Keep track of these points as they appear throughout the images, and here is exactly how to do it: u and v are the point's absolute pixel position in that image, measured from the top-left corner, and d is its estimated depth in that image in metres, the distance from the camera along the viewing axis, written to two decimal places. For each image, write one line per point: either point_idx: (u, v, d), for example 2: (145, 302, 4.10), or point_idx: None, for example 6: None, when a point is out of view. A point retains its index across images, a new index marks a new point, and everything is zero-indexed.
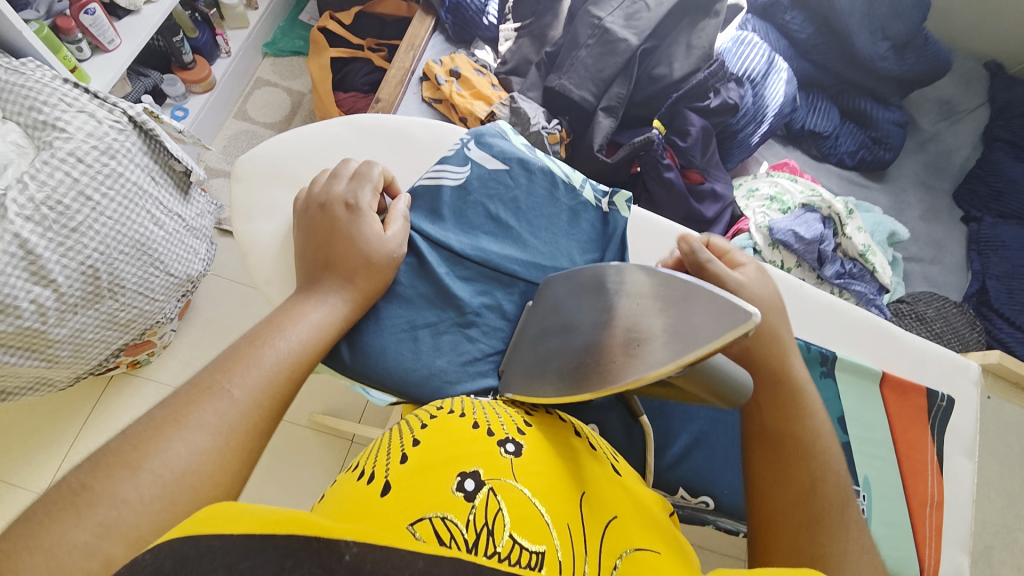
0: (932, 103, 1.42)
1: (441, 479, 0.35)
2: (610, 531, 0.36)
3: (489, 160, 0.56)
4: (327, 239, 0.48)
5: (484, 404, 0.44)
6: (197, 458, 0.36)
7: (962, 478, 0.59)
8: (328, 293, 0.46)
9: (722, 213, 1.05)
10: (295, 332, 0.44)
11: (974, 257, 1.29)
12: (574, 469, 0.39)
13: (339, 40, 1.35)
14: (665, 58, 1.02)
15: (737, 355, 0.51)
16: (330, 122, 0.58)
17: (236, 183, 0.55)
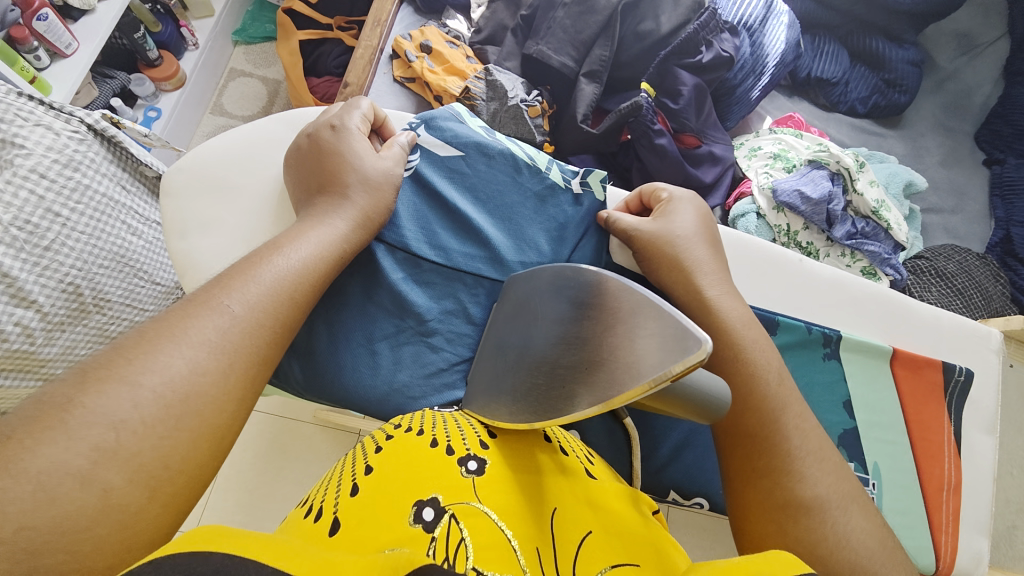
0: (950, 36, 1.31)
1: (398, 510, 0.32)
2: (585, 550, 0.33)
3: (443, 148, 0.52)
4: (321, 161, 0.47)
5: (446, 417, 0.41)
6: (198, 374, 0.34)
7: (981, 456, 0.55)
8: (328, 215, 0.44)
9: (722, 176, 0.99)
10: (301, 250, 0.42)
11: (997, 203, 1.20)
12: (542, 484, 0.37)
13: (307, 21, 1.28)
14: (651, 11, 0.93)
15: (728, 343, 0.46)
16: (264, 120, 0.53)
17: (166, 198, 0.51)
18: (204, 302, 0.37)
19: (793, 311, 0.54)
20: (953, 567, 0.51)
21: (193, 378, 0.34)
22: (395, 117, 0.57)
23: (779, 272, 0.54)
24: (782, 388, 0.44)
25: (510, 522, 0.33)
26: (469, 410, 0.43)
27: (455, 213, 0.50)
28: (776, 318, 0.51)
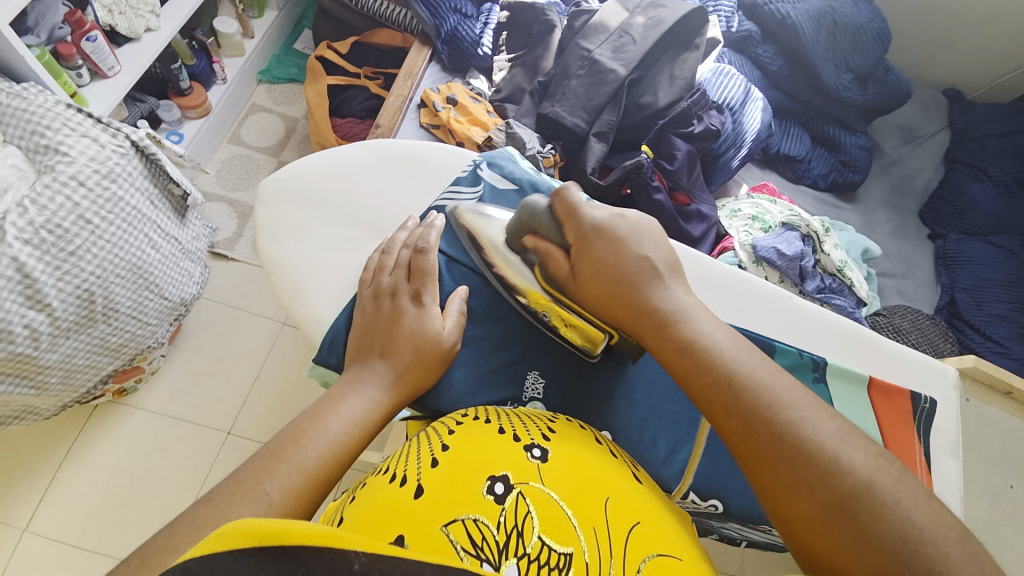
0: (894, 129, 1.54)
1: (473, 481, 0.37)
2: (634, 536, 0.37)
3: (499, 181, 0.61)
4: (391, 331, 0.48)
5: (510, 413, 0.47)
6: (290, 503, 0.35)
7: (948, 477, 0.62)
8: (370, 386, 0.45)
9: (708, 232, 1.10)
10: (338, 428, 0.41)
11: (942, 271, 1.38)
12: (595, 476, 0.41)
13: (336, 68, 1.39)
14: (650, 88, 1.07)
15: (594, 272, 0.50)
16: (351, 148, 0.61)
17: (260, 205, 0.59)
18: (297, 439, 0.39)
19: (786, 339, 0.62)
20: None
21: (288, 507, 0.35)
22: (445, 150, 0.64)
23: (767, 302, 0.64)
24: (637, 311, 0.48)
25: (572, 504, 0.37)
26: (523, 407, 0.49)
27: None
28: (773, 343, 0.60)
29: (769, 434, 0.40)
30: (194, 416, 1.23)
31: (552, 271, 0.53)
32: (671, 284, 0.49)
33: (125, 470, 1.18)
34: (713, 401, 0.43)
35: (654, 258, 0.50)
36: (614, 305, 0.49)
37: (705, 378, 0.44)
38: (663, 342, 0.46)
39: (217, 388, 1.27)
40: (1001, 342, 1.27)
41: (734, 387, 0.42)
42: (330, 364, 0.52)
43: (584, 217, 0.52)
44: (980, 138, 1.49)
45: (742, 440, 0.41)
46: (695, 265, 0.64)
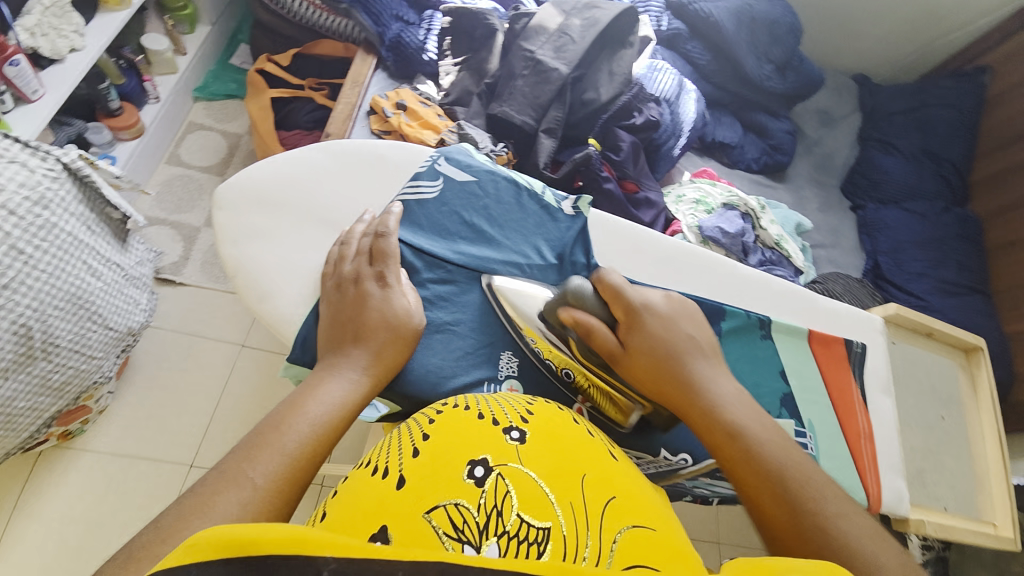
0: (813, 113, 1.70)
1: (453, 467, 0.39)
2: (611, 507, 0.39)
3: (458, 174, 0.63)
4: (359, 319, 0.50)
5: (488, 399, 0.49)
6: (274, 484, 0.37)
7: (885, 412, 0.69)
8: (346, 369, 0.47)
9: (657, 217, 1.17)
10: (317, 411, 0.42)
11: (865, 239, 1.53)
12: (572, 453, 0.43)
13: (278, 81, 1.37)
14: (591, 84, 1.12)
15: (642, 347, 0.52)
16: (306, 149, 0.62)
17: (218, 211, 0.59)
18: (278, 425, 0.41)
19: (733, 303, 0.67)
20: (878, 502, 0.64)
21: (273, 489, 0.37)
22: (399, 145, 0.65)
23: (715, 271, 0.69)
24: (665, 369, 0.51)
25: (550, 482, 0.39)
26: (504, 392, 0.51)
27: (473, 227, 0.61)
28: (722, 307, 0.65)
29: (774, 488, 0.45)
30: (153, 452, 1.17)
31: (595, 347, 0.54)
32: (720, 375, 0.52)
33: (78, 517, 1.10)
34: (716, 440, 0.48)
35: (696, 336, 0.54)
36: (648, 377, 0.52)
37: (716, 424, 0.48)
38: (715, 428, 0.48)
39: (176, 419, 1.21)
40: (922, 296, 1.41)
41: (725, 420, 0.48)
42: (305, 362, 0.52)
43: (637, 298, 0.54)
44: (888, 117, 1.66)
45: (730, 458, 0.47)
46: (649, 242, 0.67)
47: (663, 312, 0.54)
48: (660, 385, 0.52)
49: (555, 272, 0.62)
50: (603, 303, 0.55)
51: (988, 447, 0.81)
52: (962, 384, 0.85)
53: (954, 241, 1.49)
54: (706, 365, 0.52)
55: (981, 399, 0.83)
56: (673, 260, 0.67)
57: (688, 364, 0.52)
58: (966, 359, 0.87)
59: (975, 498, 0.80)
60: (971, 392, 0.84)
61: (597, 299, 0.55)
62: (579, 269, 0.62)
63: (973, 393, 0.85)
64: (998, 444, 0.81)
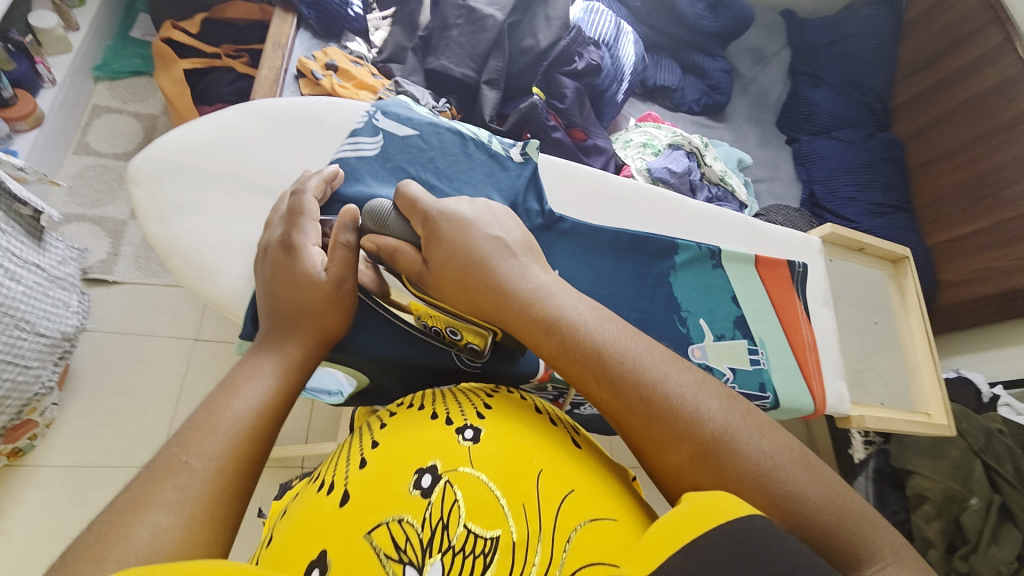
0: (746, 52, 1.74)
1: (400, 478, 0.38)
2: (567, 503, 0.37)
3: (399, 129, 0.60)
4: (289, 288, 0.47)
5: (444, 395, 0.48)
6: (218, 468, 0.36)
7: (824, 322, 0.75)
8: (281, 342, 0.45)
9: (607, 163, 1.17)
10: (251, 388, 0.41)
11: (801, 170, 1.61)
12: (529, 447, 0.41)
13: (191, 50, 1.25)
14: (530, 31, 1.10)
15: (439, 261, 0.49)
16: (227, 111, 0.57)
17: (134, 187, 0.54)
18: (211, 406, 0.39)
19: (687, 236, 0.69)
20: (824, 403, 0.70)
21: (215, 473, 0.35)
22: (332, 101, 0.61)
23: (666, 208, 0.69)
24: (470, 274, 0.47)
25: (502, 483, 0.38)
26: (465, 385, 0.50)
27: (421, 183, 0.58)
28: (675, 241, 0.67)
29: (596, 372, 0.40)
30: (115, 459, 1.11)
31: (407, 271, 0.51)
32: (523, 265, 0.47)
33: (42, 536, 1.03)
34: (532, 336, 0.44)
35: (505, 238, 0.50)
36: (456, 288, 0.48)
37: (529, 319, 0.44)
38: (527, 324, 0.44)
39: (134, 424, 1.15)
40: (854, 219, 1.52)
41: (537, 313, 0.44)
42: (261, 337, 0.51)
43: (433, 208, 0.50)
44: (815, 50, 1.71)
45: (550, 350, 0.42)
46: (602, 184, 0.66)
47: (464, 215, 0.50)
48: (471, 296, 0.47)
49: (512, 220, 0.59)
50: (405, 222, 0.52)
51: (918, 344, 0.88)
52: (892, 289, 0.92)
53: (879, 164, 1.59)
54: (514, 262, 0.48)
55: (908, 302, 0.90)
56: (624, 200, 0.67)
57: (494, 266, 0.47)
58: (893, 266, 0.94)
59: (909, 391, 0.88)
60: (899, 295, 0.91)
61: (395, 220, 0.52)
62: (534, 216, 0.59)
63: (902, 298, 0.91)
64: (926, 339, 0.88)
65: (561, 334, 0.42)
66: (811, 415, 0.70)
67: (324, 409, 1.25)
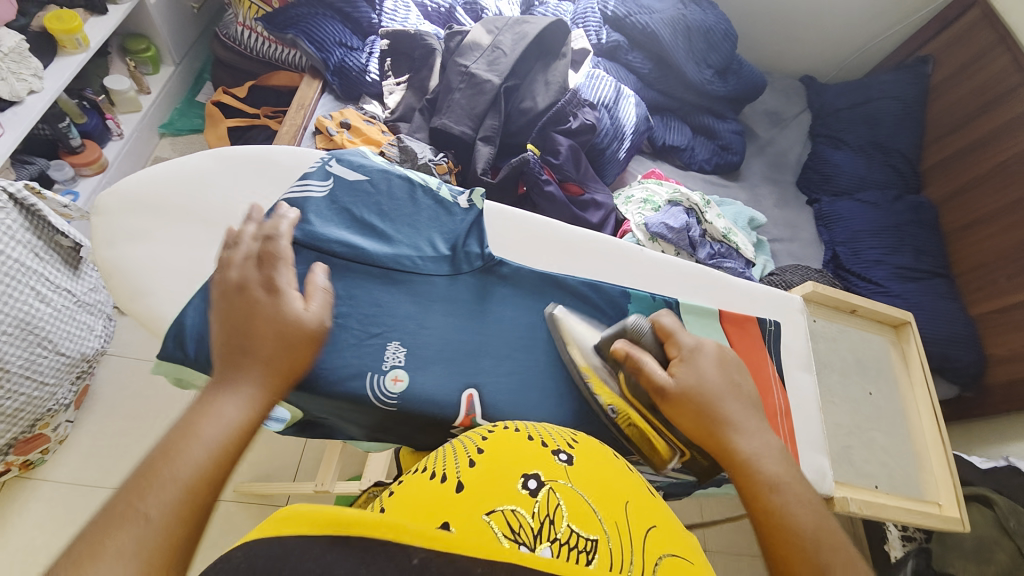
0: (762, 115, 1.75)
1: (510, 478, 0.44)
2: (650, 534, 0.42)
3: (350, 174, 0.66)
4: (248, 329, 0.47)
5: (537, 429, 0.54)
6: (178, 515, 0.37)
7: (803, 388, 0.73)
8: (242, 381, 0.45)
9: (606, 217, 1.21)
10: (212, 430, 0.42)
11: (823, 231, 1.55)
12: (611, 479, 0.46)
13: (236, 111, 1.42)
14: (528, 94, 1.17)
15: (682, 389, 0.54)
16: (195, 155, 0.64)
17: (95, 216, 0.60)
18: (167, 451, 0.40)
19: (643, 287, 0.70)
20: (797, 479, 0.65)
21: (170, 522, 0.36)
22: (292, 150, 0.68)
23: (623, 260, 0.71)
24: (716, 410, 0.53)
25: (596, 499, 0.43)
26: (545, 423, 0.57)
27: (370, 225, 0.64)
28: (628, 291, 0.67)
29: (797, 542, 0.44)
30: (112, 481, 1.16)
31: (645, 387, 0.56)
32: (757, 419, 0.53)
33: (34, 549, 1.08)
34: (748, 490, 0.49)
35: (745, 387, 0.56)
36: (694, 423, 0.53)
37: (756, 483, 0.48)
38: (749, 475, 0.49)
39: (137, 446, 1.20)
40: (881, 282, 1.42)
41: (764, 478, 0.48)
42: (176, 359, 0.53)
43: (689, 340, 0.58)
44: (835, 113, 1.70)
45: (762, 511, 0.47)
46: (556, 235, 0.70)
47: (713, 355, 0.57)
48: (704, 432, 0.52)
49: (449, 261, 0.64)
50: (659, 344, 0.59)
51: (924, 420, 0.84)
52: (893, 358, 0.87)
53: (910, 227, 1.51)
54: (753, 418, 0.53)
55: (913, 372, 0.86)
56: (577, 251, 0.70)
57: (736, 415, 0.53)
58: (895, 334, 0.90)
59: (916, 475, 0.81)
60: (903, 367, 0.87)
61: (655, 342, 0.59)
62: (472, 258, 0.65)
63: (906, 366, 0.87)
64: (933, 418, 0.83)
65: (779, 504, 0.47)
66: None
67: (316, 447, 1.26)
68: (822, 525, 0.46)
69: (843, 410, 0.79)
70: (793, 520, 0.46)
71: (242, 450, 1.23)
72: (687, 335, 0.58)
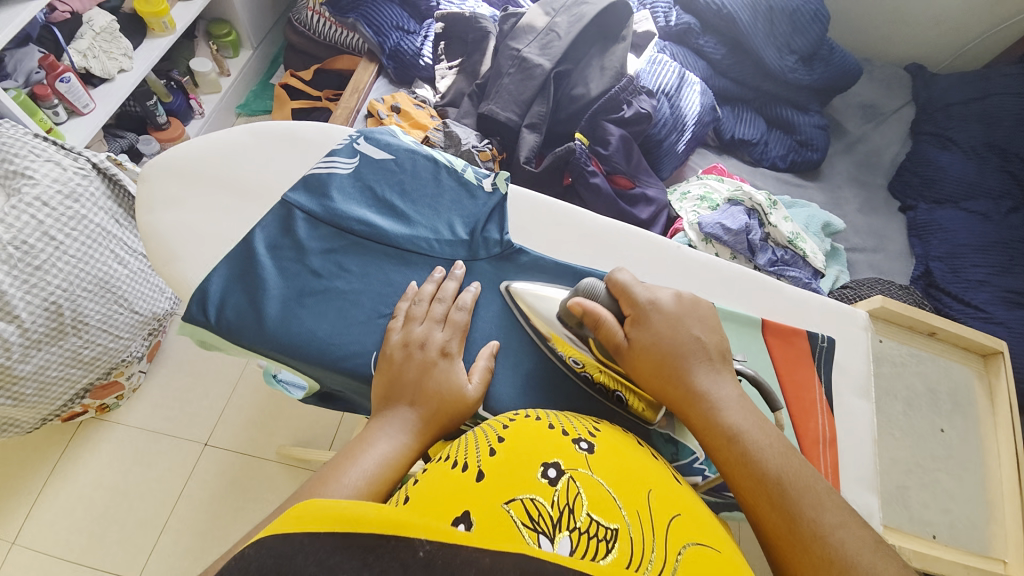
0: (855, 107, 1.55)
1: (528, 466, 0.41)
2: (674, 525, 0.40)
3: (377, 152, 0.69)
4: (420, 382, 0.52)
5: (557, 415, 0.50)
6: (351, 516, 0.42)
7: (858, 416, 0.65)
8: (397, 426, 0.50)
9: (657, 213, 1.13)
10: (367, 462, 0.46)
11: (915, 242, 1.35)
12: (635, 472, 0.43)
13: (300, 94, 1.48)
14: (581, 80, 1.11)
15: (639, 345, 0.54)
16: (233, 130, 0.69)
17: (141, 182, 0.66)
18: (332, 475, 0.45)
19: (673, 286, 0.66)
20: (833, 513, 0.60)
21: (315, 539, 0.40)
22: (323, 127, 0.71)
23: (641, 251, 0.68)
24: (672, 363, 0.53)
25: (617, 489, 0.40)
26: (567, 411, 0.52)
27: (396, 206, 0.66)
28: None
29: (762, 486, 0.47)
30: (173, 430, 1.28)
31: (608, 349, 0.56)
32: (719, 369, 0.54)
33: (106, 482, 1.22)
34: (711, 441, 0.50)
35: (705, 338, 0.55)
36: (654, 378, 0.53)
37: (719, 433, 0.50)
38: (712, 428, 0.50)
39: (195, 401, 1.31)
40: (983, 307, 1.22)
41: (725, 428, 0.50)
42: (198, 321, 0.59)
43: (643, 295, 0.57)
44: (945, 108, 1.47)
45: (727, 460, 0.49)
46: (580, 225, 0.69)
47: (674, 306, 0.56)
48: (664, 387, 0.53)
49: (467, 245, 0.65)
50: (614, 301, 0.58)
51: (1003, 468, 0.73)
52: (977, 395, 0.76)
53: None
54: (712, 369, 0.53)
55: (998, 413, 0.74)
56: (597, 242, 0.68)
57: (693, 368, 0.53)
58: (982, 366, 0.78)
59: (984, 530, 0.72)
60: (987, 405, 0.75)
61: (611, 300, 0.58)
62: (490, 244, 0.65)
63: (991, 404, 0.76)
64: (1016, 466, 0.73)
65: (741, 451, 0.49)
66: None
67: (351, 423, 1.30)
68: (783, 466, 0.47)
69: (906, 446, 0.71)
70: (755, 463, 0.48)
71: (284, 416, 1.30)
72: (642, 288, 0.57)
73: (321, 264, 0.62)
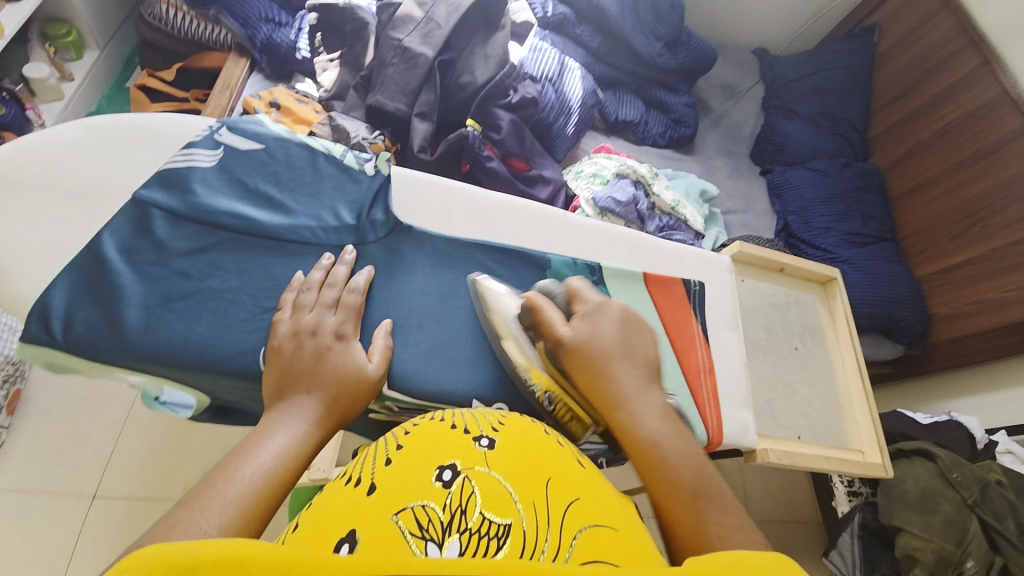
0: (717, 87, 1.74)
1: (422, 471, 0.39)
2: (572, 509, 0.38)
3: (243, 142, 0.64)
4: (315, 368, 0.50)
5: (467, 414, 0.48)
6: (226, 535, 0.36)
7: (726, 345, 0.75)
8: (295, 417, 0.47)
9: (554, 193, 1.19)
10: (263, 455, 0.42)
11: (775, 201, 1.55)
12: (536, 458, 0.42)
13: (163, 96, 1.33)
14: (466, 68, 1.13)
15: (577, 348, 0.54)
16: (62, 127, 0.61)
17: None
18: (221, 473, 0.40)
19: (562, 251, 0.71)
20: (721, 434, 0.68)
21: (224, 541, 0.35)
22: (172, 116, 0.65)
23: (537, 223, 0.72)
24: (608, 370, 0.53)
25: (515, 481, 0.39)
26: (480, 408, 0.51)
27: (270, 198, 0.63)
28: (546, 257, 0.69)
29: (675, 491, 0.45)
30: (52, 485, 1.11)
31: (552, 350, 0.57)
32: (648, 380, 0.53)
33: None
34: (632, 449, 0.49)
35: (636, 347, 0.55)
36: (586, 381, 0.53)
37: (640, 439, 0.48)
38: (632, 436, 0.49)
39: (76, 450, 1.15)
40: (830, 249, 1.44)
41: (648, 434, 0.49)
42: (42, 341, 0.52)
43: (595, 299, 0.59)
44: (786, 85, 1.67)
45: (647, 467, 0.47)
46: (468, 198, 0.70)
47: (615, 314, 0.57)
48: (593, 394, 0.53)
49: (353, 231, 0.64)
50: (567, 304, 0.60)
51: (848, 370, 0.87)
52: (821, 314, 0.90)
53: (856, 193, 1.52)
54: (645, 380, 0.53)
55: (838, 326, 0.89)
56: (490, 217, 0.70)
57: (624, 376, 0.52)
58: (823, 292, 0.92)
59: (840, 426, 0.84)
60: (828, 321, 0.90)
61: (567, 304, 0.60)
62: (377, 227, 0.65)
63: (832, 321, 0.90)
64: (857, 370, 0.86)
65: (660, 457, 0.47)
66: (707, 447, 0.67)
67: None
68: (698, 473, 0.46)
69: (770, 366, 0.81)
70: (668, 466, 0.46)
71: (188, 450, 1.18)
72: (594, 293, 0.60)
73: (189, 264, 0.57)
